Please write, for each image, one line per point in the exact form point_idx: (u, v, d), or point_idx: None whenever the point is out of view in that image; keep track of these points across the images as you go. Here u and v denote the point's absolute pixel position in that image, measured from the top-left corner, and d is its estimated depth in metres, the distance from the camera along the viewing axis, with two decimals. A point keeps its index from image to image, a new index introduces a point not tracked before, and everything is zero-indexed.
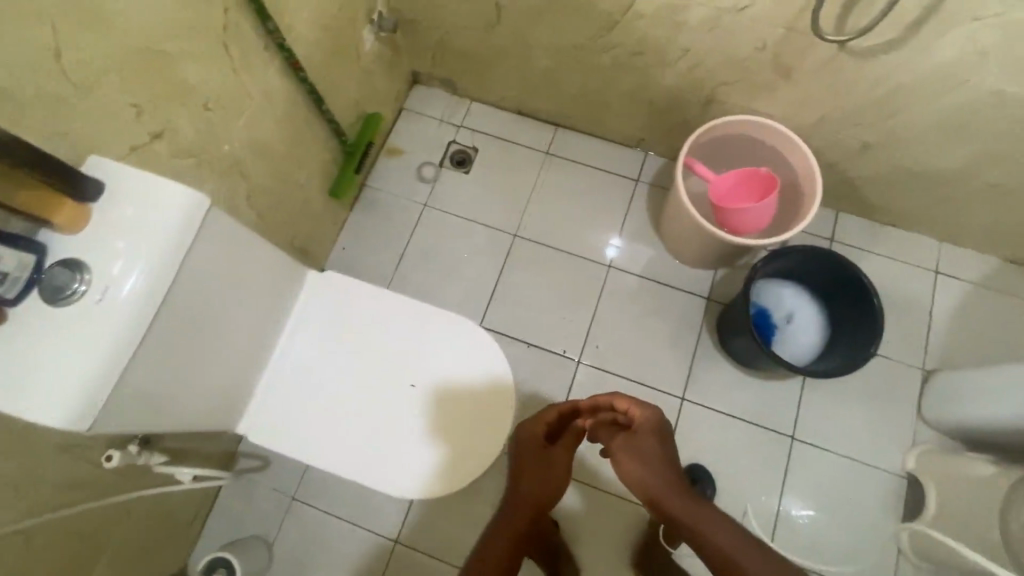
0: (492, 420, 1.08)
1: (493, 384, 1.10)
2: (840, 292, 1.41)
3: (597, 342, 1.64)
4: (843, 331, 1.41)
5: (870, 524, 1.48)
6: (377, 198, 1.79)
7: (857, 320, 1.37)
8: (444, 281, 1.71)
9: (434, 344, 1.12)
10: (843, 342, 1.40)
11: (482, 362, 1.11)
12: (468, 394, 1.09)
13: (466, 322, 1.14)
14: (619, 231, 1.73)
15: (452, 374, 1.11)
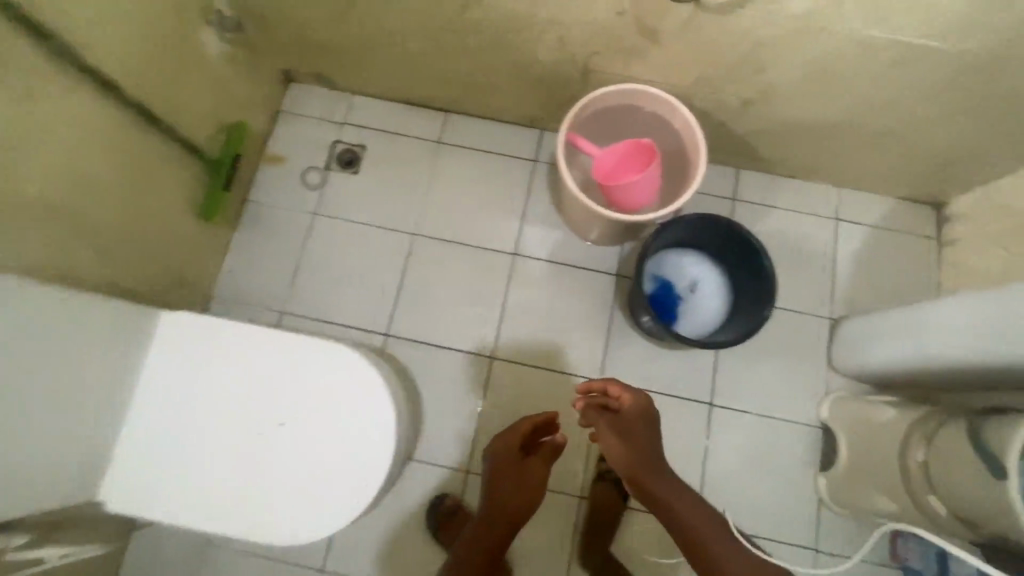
0: (380, 443, 1.04)
1: (370, 409, 1.05)
2: (738, 256, 1.40)
3: (510, 335, 1.59)
4: (745, 295, 1.40)
5: (792, 478, 1.50)
6: (261, 213, 1.66)
7: (755, 283, 1.36)
8: (345, 293, 1.61)
9: (307, 372, 1.05)
10: (745, 306, 1.39)
11: (360, 382, 1.05)
12: (346, 425, 1.04)
13: (336, 347, 1.07)
14: (521, 216, 1.67)
15: (331, 400, 1.05)
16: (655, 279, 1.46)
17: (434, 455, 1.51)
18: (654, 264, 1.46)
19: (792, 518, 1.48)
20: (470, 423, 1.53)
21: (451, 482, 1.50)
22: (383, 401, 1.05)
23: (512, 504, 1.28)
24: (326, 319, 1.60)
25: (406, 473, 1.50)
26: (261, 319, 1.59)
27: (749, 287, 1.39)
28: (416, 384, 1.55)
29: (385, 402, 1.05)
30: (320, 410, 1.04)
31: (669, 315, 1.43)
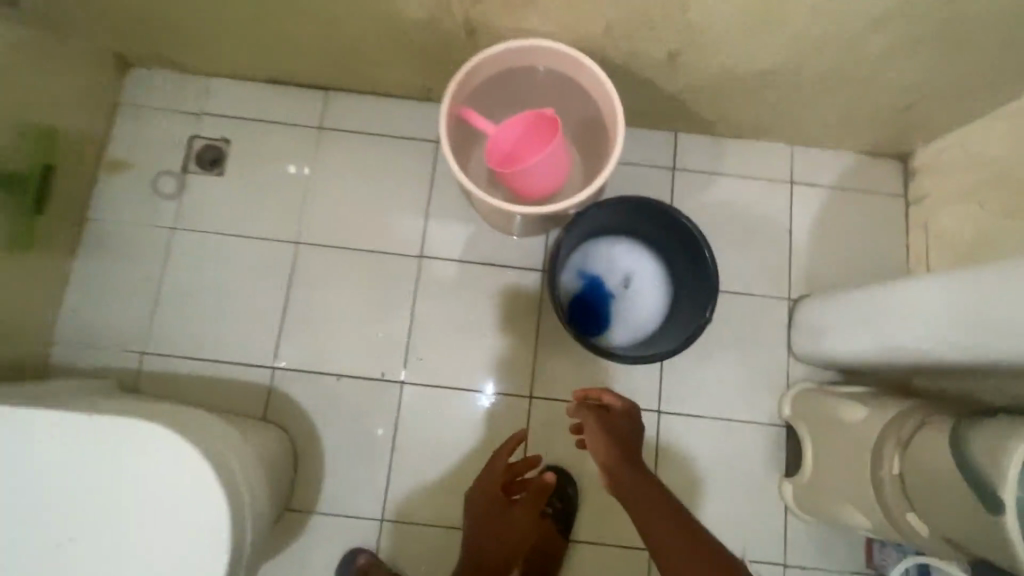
0: (208, 543, 0.86)
1: (196, 503, 0.86)
2: (672, 241, 1.23)
3: (421, 354, 1.35)
4: (686, 284, 1.24)
5: (754, 487, 1.32)
6: (107, 233, 1.37)
7: (695, 270, 1.20)
8: (219, 323, 1.34)
9: (109, 460, 0.87)
10: (687, 299, 1.23)
11: (178, 464, 0.87)
12: (165, 526, 0.86)
13: (149, 428, 0.87)
14: (425, 211, 1.41)
15: (144, 491, 0.86)
16: (583, 275, 1.28)
17: (342, 505, 1.29)
18: (580, 259, 1.28)
19: (757, 533, 1.30)
20: (382, 462, 1.31)
21: (364, 533, 1.28)
22: (209, 484, 0.87)
23: (479, 554, 1.12)
24: (197, 356, 1.33)
25: (310, 529, 1.27)
26: (117, 363, 1.32)
27: (689, 276, 1.22)
28: (314, 423, 1.31)
29: (211, 484, 0.87)
30: (133, 504, 0.86)
31: (602, 316, 1.26)
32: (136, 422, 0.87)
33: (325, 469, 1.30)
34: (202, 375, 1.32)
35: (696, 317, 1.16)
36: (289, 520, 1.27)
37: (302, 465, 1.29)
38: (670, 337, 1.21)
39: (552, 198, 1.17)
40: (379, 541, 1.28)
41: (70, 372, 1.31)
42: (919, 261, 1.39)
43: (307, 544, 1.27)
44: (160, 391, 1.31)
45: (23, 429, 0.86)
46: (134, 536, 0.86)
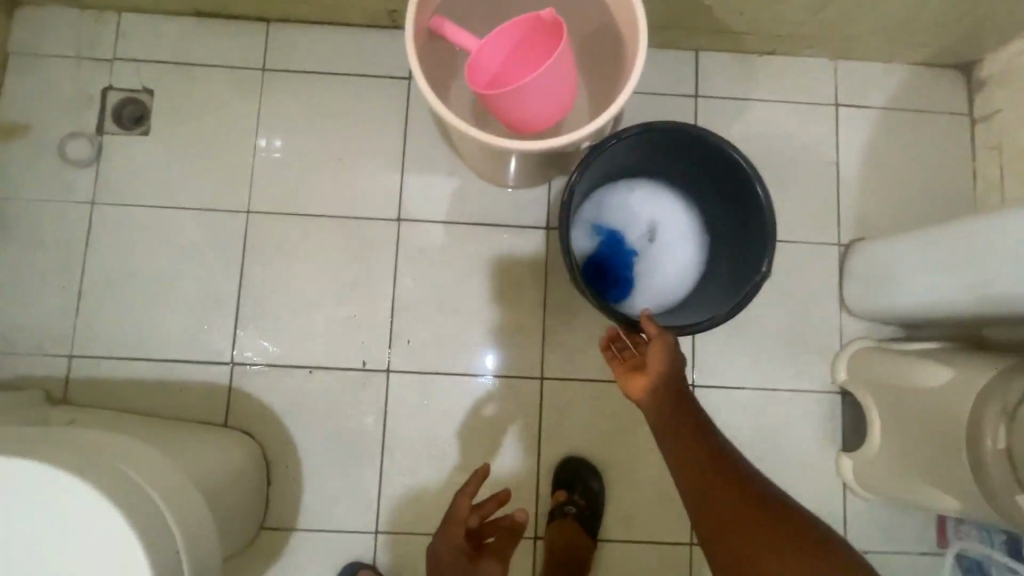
0: None
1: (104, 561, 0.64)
2: (704, 177, 1.00)
3: (407, 336, 1.13)
4: (725, 230, 1.02)
5: (807, 465, 1.13)
6: (11, 214, 1.11)
7: (737, 212, 0.98)
8: (159, 314, 1.11)
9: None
10: (729, 249, 1.01)
11: (74, 508, 0.64)
12: None
13: (25, 466, 0.64)
14: (401, 164, 1.16)
15: (37, 548, 0.64)
16: (596, 230, 1.06)
17: (327, 519, 1.09)
18: (592, 211, 1.06)
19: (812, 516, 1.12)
20: (371, 466, 1.10)
21: (355, 551, 1.08)
22: (119, 532, 0.64)
23: None
24: (137, 356, 1.10)
25: (291, 551, 1.08)
26: (40, 371, 1.09)
27: (729, 219, 1.00)
28: (286, 426, 1.10)
29: (121, 532, 0.64)
30: (24, 567, 0.64)
31: (624, 277, 1.05)
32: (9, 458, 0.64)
33: (303, 479, 1.09)
34: (145, 379, 1.10)
35: (745, 272, 0.95)
36: (266, 542, 1.07)
37: (276, 476, 1.09)
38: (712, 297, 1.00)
39: (553, 134, 0.94)
40: (374, 557, 1.09)
41: None
42: (989, 189, 1.17)
43: (289, 568, 1.07)
44: (96, 401, 1.08)
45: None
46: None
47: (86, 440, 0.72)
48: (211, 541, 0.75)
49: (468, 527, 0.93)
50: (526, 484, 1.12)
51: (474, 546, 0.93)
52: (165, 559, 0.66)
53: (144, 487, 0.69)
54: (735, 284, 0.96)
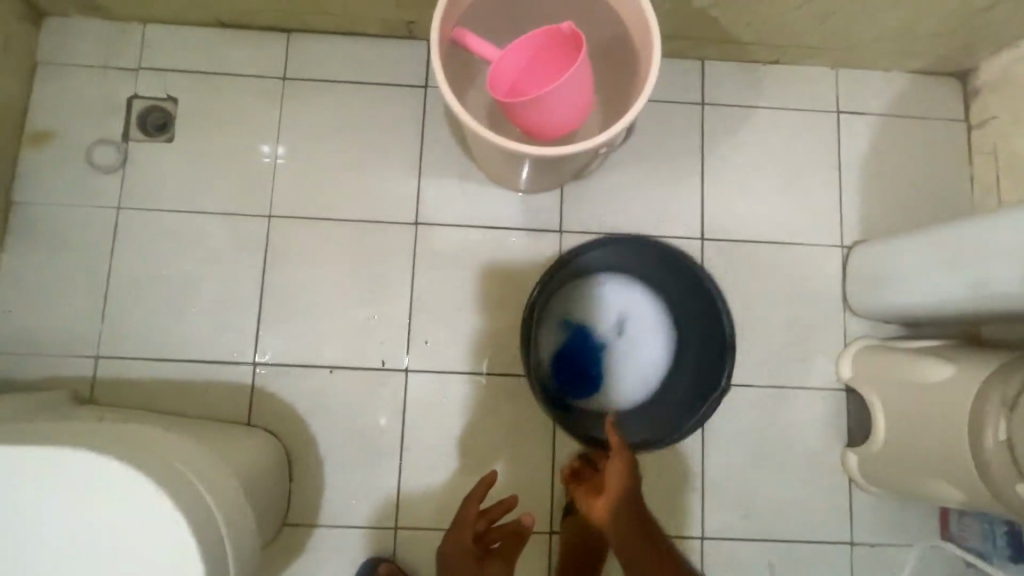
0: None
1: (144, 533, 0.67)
2: (662, 276, 1.19)
3: (425, 336, 1.16)
4: (688, 322, 1.17)
5: (813, 460, 1.17)
6: (38, 219, 1.14)
7: (697, 309, 1.14)
8: (183, 316, 1.14)
9: (39, 501, 0.68)
10: (694, 338, 1.17)
11: (126, 495, 0.67)
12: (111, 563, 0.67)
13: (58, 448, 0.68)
14: (418, 170, 1.20)
15: (89, 534, 0.68)
16: (570, 324, 1.19)
17: (348, 516, 1.11)
18: (565, 309, 1.19)
19: (818, 510, 1.15)
20: (389, 464, 1.13)
21: (375, 547, 1.11)
22: (168, 518, 0.67)
23: None
24: (162, 357, 1.13)
25: (312, 547, 1.10)
26: (67, 372, 1.11)
27: (690, 313, 1.16)
28: (307, 424, 1.13)
29: (170, 518, 0.67)
30: (78, 551, 0.67)
31: (603, 370, 1.18)
32: (63, 448, 0.68)
33: (324, 476, 1.12)
34: (169, 379, 1.12)
35: (710, 366, 1.11)
36: (288, 538, 1.10)
37: (297, 474, 1.12)
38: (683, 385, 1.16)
39: (572, 137, 0.97)
40: (393, 552, 1.11)
41: (9, 386, 1.10)
42: (985, 192, 1.22)
43: (310, 564, 1.10)
44: (121, 401, 1.11)
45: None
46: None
47: (131, 430, 0.76)
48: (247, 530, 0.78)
49: (475, 529, 1.01)
50: (541, 480, 1.15)
51: (482, 548, 1.01)
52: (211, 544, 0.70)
53: (189, 476, 0.72)
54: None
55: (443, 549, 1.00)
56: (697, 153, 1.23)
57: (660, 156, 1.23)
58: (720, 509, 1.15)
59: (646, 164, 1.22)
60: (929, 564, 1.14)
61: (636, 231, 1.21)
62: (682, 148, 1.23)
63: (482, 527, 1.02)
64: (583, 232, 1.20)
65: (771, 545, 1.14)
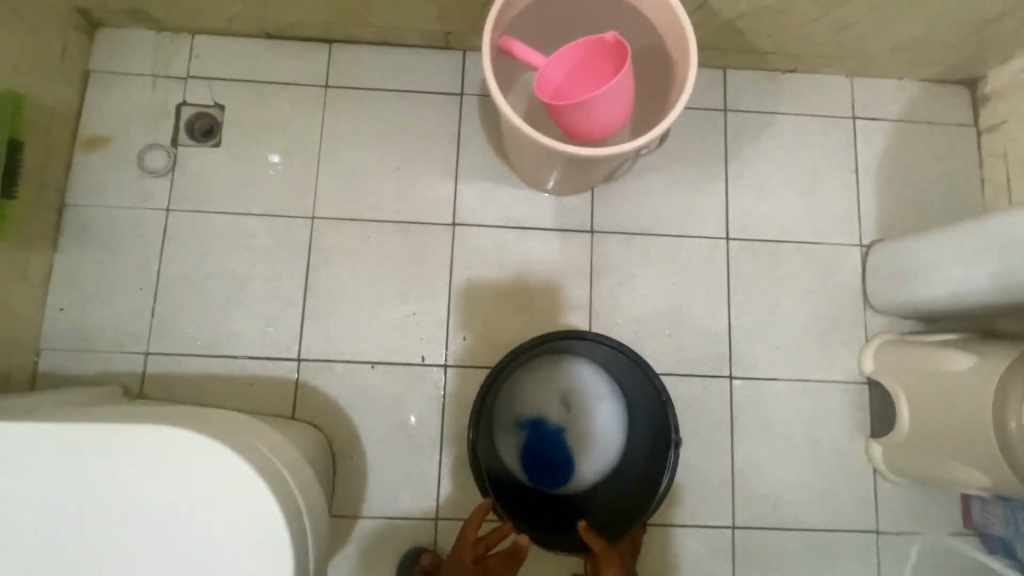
0: (248, 541, 0.74)
1: (232, 500, 0.74)
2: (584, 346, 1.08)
3: (464, 333, 1.20)
4: (626, 382, 1.10)
5: (840, 452, 1.21)
6: (90, 220, 1.19)
7: (626, 368, 1.07)
8: (230, 313, 1.18)
9: (129, 475, 0.74)
10: (635, 396, 1.10)
11: (214, 468, 0.75)
12: (198, 530, 0.74)
13: (150, 427, 0.75)
14: (455, 173, 1.25)
15: (178, 504, 0.74)
16: (517, 425, 1.11)
17: (390, 507, 1.14)
18: (506, 411, 1.11)
19: (845, 500, 1.19)
20: (430, 457, 1.16)
21: (417, 538, 1.14)
22: (252, 487, 0.75)
23: None
24: (209, 353, 1.17)
25: (356, 537, 1.13)
26: (118, 368, 1.15)
27: (624, 375, 1.09)
28: (350, 418, 1.17)
29: (255, 488, 0.75)
30: (165, 520, 0.74)
31: (565, 458, 1.11)
32: (152, 426, 0.75)
33: (367, 467, 1.15)
34: (217, 374, 1.16)
35: (658, 421, 1.05)
36: (332, 529, 1.13)
37: (341, 466, 1.15)
38: (643, 443, 1.09)
39: (606, 141, 1.02)
40: (434, 543, 1.14)
41: (62, 382, 1.14)
42: (997, 194, 1.27)
43: (355, 554, 1.13)
44: (171, 395, 1.15)
45: (20, 455, 0.74)
46: (178, 561, 0.74)
47: (206, 413, 0.84)
48: (317, 509, 0.84)
49: (474, 554, 0.99)
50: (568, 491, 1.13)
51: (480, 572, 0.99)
52: (290, 517, 0.76)
53: (264, 451, 0.80)
54: (656, 432, 1.06)
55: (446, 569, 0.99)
56: (722, 156, 1.29)
57: (686, 159, 1.28)
58: (752, 501, 1.18)
59: (672, 167, 1.28)
60: (954, 551, 1.18)
61: (665, 231, 1.26)
62: (707, 152, 1.29)
63: (480, 553, 1.00)
64: (613, 232, 1.25)
65: (801, 534, 1.18)
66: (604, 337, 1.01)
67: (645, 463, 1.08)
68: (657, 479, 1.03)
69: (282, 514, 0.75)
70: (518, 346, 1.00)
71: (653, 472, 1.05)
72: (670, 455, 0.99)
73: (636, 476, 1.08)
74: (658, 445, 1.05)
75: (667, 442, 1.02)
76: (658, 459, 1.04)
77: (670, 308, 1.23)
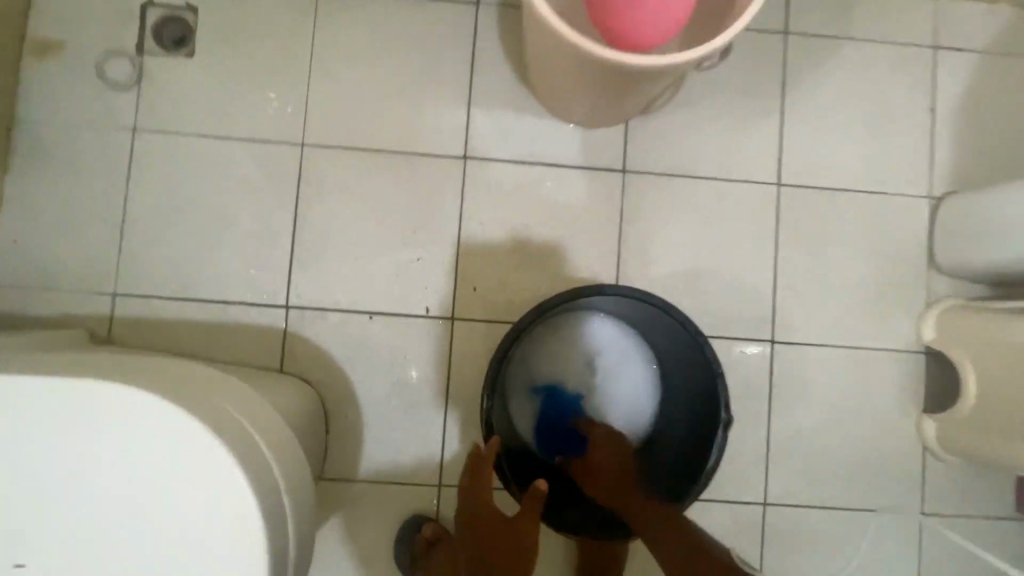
0: (210, 508, 0.62)
1: (190, 463, 0.62)
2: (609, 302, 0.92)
3: (473, 282, 1.06)
4: (662, 346, 0.96)
5: (887, 427, 1.09)
6: (44, 140, 1.03)
7: (660, 326, 0.92)
8: (207, 251, 1.04)
9: (67, 441, 0.62)
10: (672, 363, 0.96)
11: (172, 435, 0.62)
12: (149, 498, 0.62)
13: (86, 381, 0.62)
14: (468, 98, 1.08)
15: (128, 477, 0.62)
16: (534, 389, 0.99)
17: (389, 472, 1.04)
18: (522, 375, 0.98)
19: (889, 478, 1.08)
20: (433, 419, 1.05)
21: (418, 504, 1.04)
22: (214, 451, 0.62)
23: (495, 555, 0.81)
24: (185, 296, 1.03)
25: (351, 501, 1.03)
26: (80, 310, 1.02)
27: (662, 339, 0.95)
28: (344, 373, 1.04)
29: (223, 463, 0.62)
30: (108, 487, 0.62)
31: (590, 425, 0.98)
32: (98, 382, 0.62)
33: (363, 427, 1.04)
34: (194, 320, 1.03)
35: (701, 394, 0.90)
36: (324, 492, 1.02)
37: (335, 425, 1.04)
38: (680, 408, 0.96)
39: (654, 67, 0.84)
40: (436, 510, 1.04)
41: (17, 324, 1.01)
42: None
43: (351, 521, 1.03)
44: (143, 342, 1.02)
45: None
46: (128, 543, 0.62)
47: (170, 367, 0.71)
48: (302, 475, 0.72)
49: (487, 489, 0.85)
50: None
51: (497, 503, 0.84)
52: (266, 487, 0.64)
53: (235, 417, 0.68)
54: (696, 406, 0.92)
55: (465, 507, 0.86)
56: (778, 88, 1.11)
57: (736, 90, 1.10)
58: (787, 476, 1.07)
59: (720, 99, 1.10)
60: (1003, 536, 1.08)
61: (707, 173, 1.09)
62: (761, 83, 1.11)
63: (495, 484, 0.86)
64: (647, 173, 1.09)
65: (839, 513, 1.07)
66: (648, 294, 0.85)
67: (679, 441, 0.95)
68: (698, 460, 0.89)
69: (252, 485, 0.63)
70: (546, 302, 0.84)
71: (691, 451, 0.91)
72: (716, 434, 0.85)
73: (668, 455, 0.96)
74: (698, 422, 0.91)
75: (714, 421, 0.86)
76: (701, 427, 0.91)
77: (709, 261, 1.08)
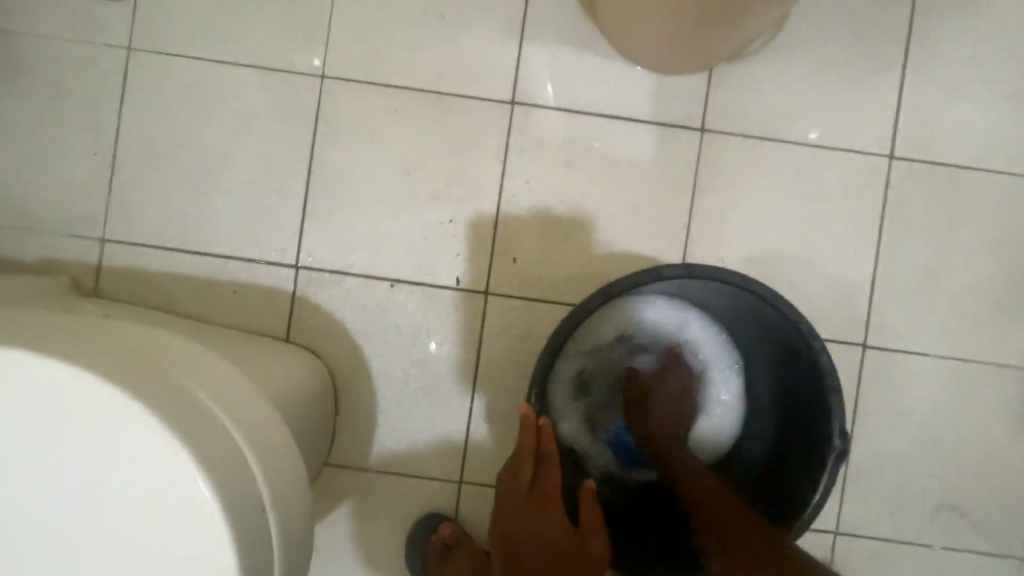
0: (177, 522, 0.49)
1: (149, 467, 0.49)
2: (690, 288, 0.76)
3: (513, 252, 0.90)
4: (755, 346, 0.79)
5: (993, 455, 0.91)
6: (29, 56, 0.89)
7: (751, 319, 0.75)
8: (208, 197, 0.90)
9: None
10: (761, 365, 0.80)
11: (119, 433, 0.49)
12: (104, 504, 0.49)
13: (25, 355, 0.48)
14: (520, 31, 0.90)
15: (68, 482, 0.49)
16: (591, 388, 0.85)
17: (405, 463, 0.91)
18: (577, 374, 0.84)
19: (989, 515, 0.91)
20: (458, 405, 0.91)
21: (436, 501, 0.91)
22: (175, 456, 0.48)
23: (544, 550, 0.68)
24: (183, 248, 0.90)
25: (359, 491, 0.91)
26: (67, 257, 0.90)
27: (756, 336, 0.78)
28: (358, 347, 0.91)
29: (179, 471, 0.48)
30: (56, 485, 0.49)
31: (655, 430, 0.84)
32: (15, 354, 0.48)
33: (377, 410, 0.91)
34: (193, 277, 0.90)
35: (802, 409, 0.73)
36: (332, 480, 0.90)
37: (346, 405, 0.91)
38: (764, 416, 0.81)
39: (755, 12, 0.68)
40: (456, 510, 0.91)
41: None
42: None
43: (357, 512, 0.91)
44: (134, 297, 0.90)
45: None
46: (84, 558, 0.50)
47: (134, 338, 0.57)
48: (303, 478, 0.58)
49: (537, 484, 0.72)
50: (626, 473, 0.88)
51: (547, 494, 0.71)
52: (246, 503, 0.50)
53: (205, 404, 0.53)
54: (795, 424, 0.75)
55: (513, 494, 0.71)
56: (900, 38, 0.90)
57: (848, 37, 0.90)
58: (866, 502, 0.91)
59: (827, 48, 0.90)
60: None
61: (804, 138, 0.90)
62: (879, 30, 0.90)
63: (543, 475, 0.72)
64: (730, 134, 0.91)
65: (922, 550, 0.91)
66: (749, 283, 0.67)
67: (766, 463, 0.79)
68: (794, 493, 0.73)
69: (219, 503, 0.48)
70: (616, 284, 0.67)
71: (781, 477, 0.76)
72: (823, 467, 0.68)
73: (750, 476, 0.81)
74: (798, 444, 0.74)
75: (821, 451, 0.69)
76: (790, 446, 0.76)
77: (795, 245, 0.90)
